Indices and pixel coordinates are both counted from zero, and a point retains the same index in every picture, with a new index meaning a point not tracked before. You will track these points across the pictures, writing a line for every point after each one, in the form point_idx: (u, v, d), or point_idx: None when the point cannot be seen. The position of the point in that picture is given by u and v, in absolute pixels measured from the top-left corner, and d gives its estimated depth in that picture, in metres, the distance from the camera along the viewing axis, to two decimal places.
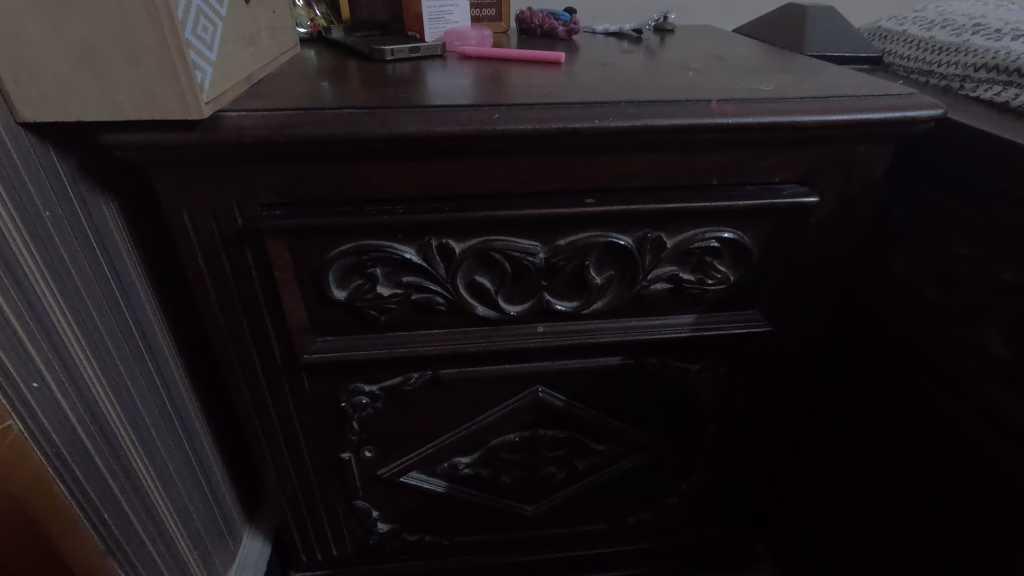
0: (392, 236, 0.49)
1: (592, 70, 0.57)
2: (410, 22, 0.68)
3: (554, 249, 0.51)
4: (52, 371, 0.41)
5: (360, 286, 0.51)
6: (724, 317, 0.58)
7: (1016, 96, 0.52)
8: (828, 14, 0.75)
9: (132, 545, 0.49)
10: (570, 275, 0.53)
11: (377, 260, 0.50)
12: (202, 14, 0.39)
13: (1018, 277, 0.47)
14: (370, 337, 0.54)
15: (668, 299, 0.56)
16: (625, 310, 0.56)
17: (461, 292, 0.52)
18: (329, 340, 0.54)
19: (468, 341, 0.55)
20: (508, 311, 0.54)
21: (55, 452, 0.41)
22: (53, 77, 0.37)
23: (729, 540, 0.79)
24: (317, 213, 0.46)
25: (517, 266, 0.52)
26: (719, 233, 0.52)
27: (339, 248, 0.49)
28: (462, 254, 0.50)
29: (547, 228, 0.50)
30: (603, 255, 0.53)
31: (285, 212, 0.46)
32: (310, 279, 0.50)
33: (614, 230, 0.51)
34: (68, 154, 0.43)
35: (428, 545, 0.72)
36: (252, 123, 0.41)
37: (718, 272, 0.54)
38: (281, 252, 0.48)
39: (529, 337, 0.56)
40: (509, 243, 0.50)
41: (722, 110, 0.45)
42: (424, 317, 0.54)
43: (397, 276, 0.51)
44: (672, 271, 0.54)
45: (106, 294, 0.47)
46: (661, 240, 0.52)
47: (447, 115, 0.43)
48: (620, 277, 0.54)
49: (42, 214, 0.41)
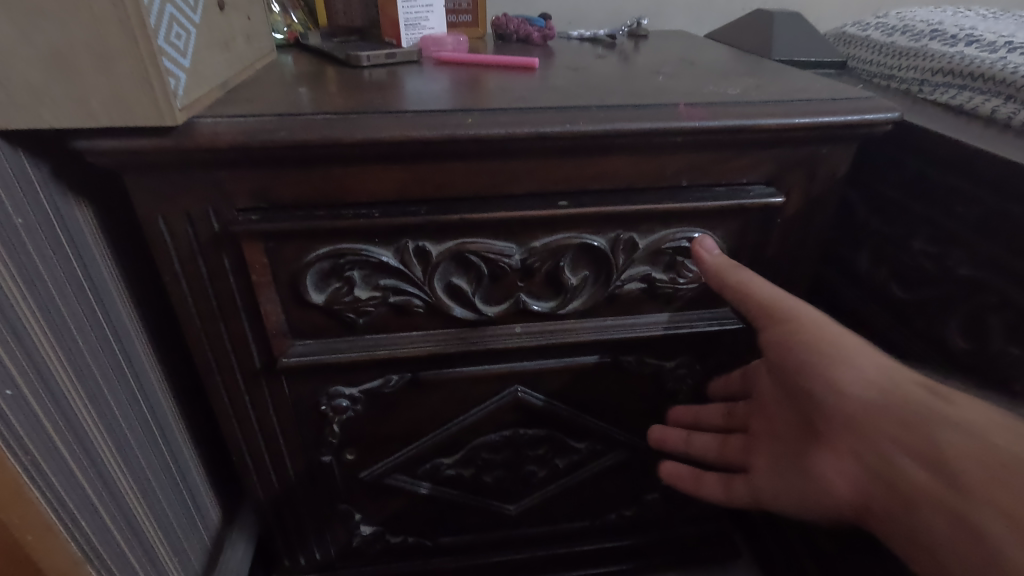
0: (369, 238, 0.49)
1: (566, 75, 0.59)
2: (387, 28, 0.69)
3: (529, 250, 0.52)
4: (27, 380, 0.41)
5: (338, 289, 0.51)
6: (697, 316, 0.60)
7: (969, 99, 0.55)
8: (795, 21, 0.77)
9: (110, 553, 0.49)
10: (545, 275, 0.54)
11: (354, 263, 0.50)
12: (175, 21, 0.40)
13: (974, 272, 0.50)
14: (349, 340, 0.55)
15: (642, 297, 0.57)
16: (601, 309, 0.57)
17: (439, 294, 0.53)
18: (308, 343, 0.55)
19: (447, 342, 0.56)
20: (486, 311, 0.55)
21: (32, 461, 0.41)
22: (24, 84, 0.37)
23: (709, 535, 0.81)
24: (295, 216, 0.47)
25: (494, 268, 0.53)
26: (689, 233, 0.54)
27: (316, 252, 0.49)
28: (438, 255, 0.51)
29: (522, 229, 0.51)
30: (578, 256, 0.54)
31: (262, 216, 0.46)
32: (288, 282, 0.51)
33: (587, 230, 0.52)
34: (39, 160, 0.43)
35: (411, 546, 0.73)
36: (226, 130, 0.41)
37: (689, 271, 0.56)
38: (258, 255, 0.48)
39: (507, 338, 0.57)
40: (486, 245, 0.51)
41: (689, 114, 0.47)
42: (403, 319, 0.55)
43: (374, 279, 0.52)
44: (645, 271, 0.55)
45: (81, 301, 0.47)
46: (633, 240, 0.53)
47: (422, 121, 0.44)
48: (595, 276, 0.55)
49: (14, 221, 0.40)
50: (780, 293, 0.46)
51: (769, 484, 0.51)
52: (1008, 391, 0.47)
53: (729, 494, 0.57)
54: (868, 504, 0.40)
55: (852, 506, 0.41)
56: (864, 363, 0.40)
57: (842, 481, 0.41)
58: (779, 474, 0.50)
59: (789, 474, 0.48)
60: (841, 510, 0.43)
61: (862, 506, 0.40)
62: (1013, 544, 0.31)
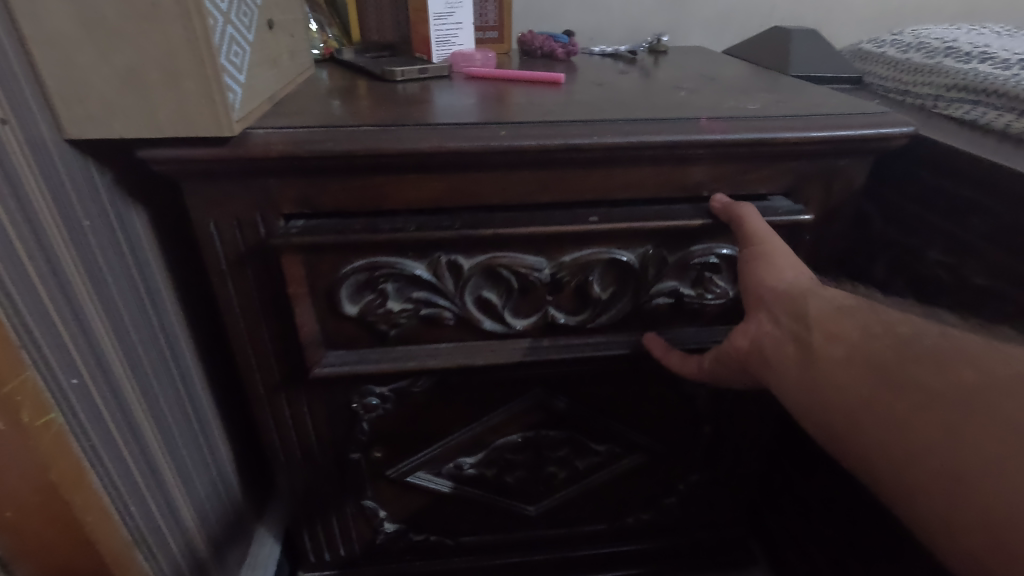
0: (403, 252, 0.52)
1: (590, 90, 0.61)
2: (418, 43, 0.72)
3: (559, 264, 0.55)
4: (89, 370, 0.44)
5: (371, 301, 0.54)
6: (719, 330, 0.62)
7: (982, 114, 0.57)
8: (811, 37, 0.79)
9: (155, 538, 0.51)
10: (574, 289, 0.57)
11: (387, 276, 0.53)
12: (234, 41, 0.43)
13: (989, 282, 0.52)
14: (379, 350, 0.57)
15: (670, 312, 0.60)
16: (628, 322, 0.60)
17: (468, 306, 0.56)
18: (341, 352, 0.57)
19: (474, 354, 0.58)
20: (514, 324, 0.57)
21: (91, 446, 0.44)
22: (98, 98, 0.41)
23: (725, 541, 0.82)
24: (332, 228, 0.49)
25: (523, 281, 0.55)
26: (717, 249, 0.55)
27: (352, 264, 0.52)
28: (469, 269, 0.53)
29: (552, 245, 0.54)
30: (606, 270, 0.56)
31: (303, 228, 0.49)
32: (323, 293, 0.54)
33: (617, 246, 0.54)
34: (104, 165, 0.46)
35: (433, 544, 0.75)
36: (277, 140, 0.45)
37: (717, 286, 0.57)
38: (297, 269, 0.51)
39: (532, 351, 0.59)
40: (516, 259, 0.53)
41: (711, 127, 0.49)
42: (433, 331, 0.57)
43: (407, 291, 0.54)
44: (673, 286, 0.57)
45: (135, 297, 0.50)
46: (661, 255, 0.55)
47: (458, 132, 0.47)
48: (622, 290, 0.58)
49: (82, 223, 0.44)
50: (771, 231, 0.51)
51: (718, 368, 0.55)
52: None
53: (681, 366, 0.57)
54: (752, 351, 0.49)
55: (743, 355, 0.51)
56: (787, 269, 0.49)
57: (742, 338, 0.50)
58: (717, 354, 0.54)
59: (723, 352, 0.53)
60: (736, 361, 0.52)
61: (747, 353, 0.50)
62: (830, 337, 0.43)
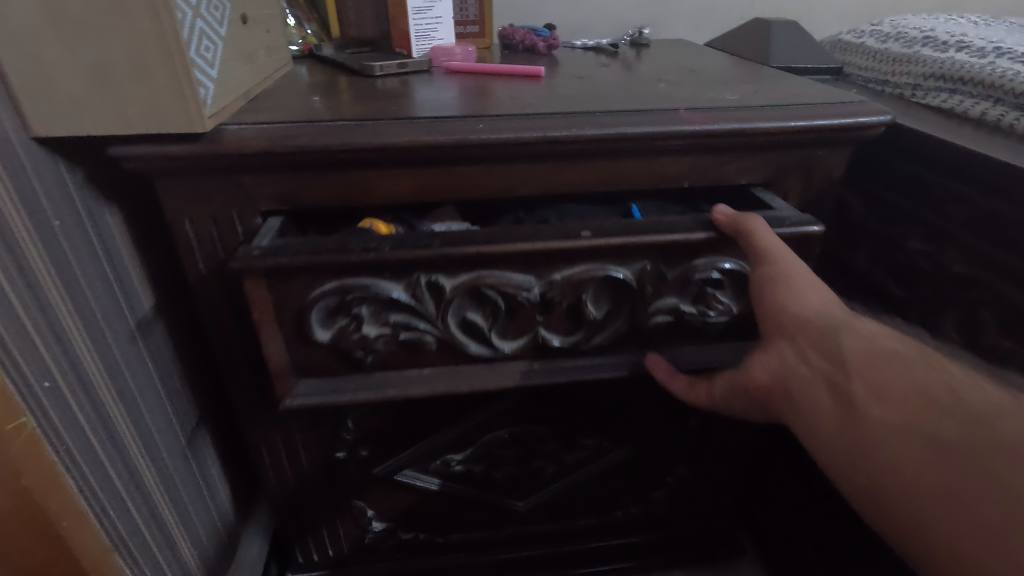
0: (379, 273, 0.49)
1: (571, 83, 0.61)
2: (398, 39, 0.72)
3: (549, 283, 0.52)
4: (62, 373, 0.43)
5: (344, 326, 0.51)
6: (718, 349, 0.59)
7: (959, 102, 0.58)
8: (792, 29, 0.79)
9: (136, 543, 0.50)
10: (566, 308, 0.54)
11: (362, 299, 0.50)
12: (205, 35, 0.42)
13: (967, 269, 0.52)
14: (356, 378, 0.55)
15: (669, 329, 0.57)
16: (622, 341, 0.57)
17: (451, 329, 0.53)
18: (313, 381, 0.55)
19: (458, 380, 0.56)
20: (502, 347, 0.55)
21: (65, 450, 0.43)
22: (66, 95, 0.40)
23: (714, 532, 0.82)
24: (300, 245, 0.47)
25: (511, 301, 0.52)
26: (720, 264, 0.53)
27: (322, 287, 0.49)
28: (452, 290, 0.50)
29: (542, 263, 0.51)
30: (600, 288, 0.53)
31: (263, 251, 0.46)
32: (291, 319, 0.51)
33: (611, 263, 0.52)
34: (74, 164, 0.45)
35: (422, 543, 0.75)
36: (252, 136, 0.44)
37: (720, 303, 0.55)
38: (261, 292, 0.49)
39: (522, 375, 0.57)
40: (502, 278, 0.51)
41: (690, 118, 0.49)
42: (414, 356, 0.55)
43: (385, 315, 0.51)
44: (674, 303, 0.55)
45: (110, 299, 0.49)
46: (659, 271, 0.53)
47: (435, 126, 0.46)
48: (619, 307, 0.55)
49: (52, 223, 0.43)
50: (784, 247, 0.48)
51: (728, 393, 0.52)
52: None
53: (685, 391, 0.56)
54: (777, 387, 0.46)
55: (764, 390, 0.47)
56: (810, 292, 0.46)
57: (763, 370, 0.47)
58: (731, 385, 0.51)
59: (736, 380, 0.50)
60: (756, 394, 0.48)
61: (771, 389, 0.46)
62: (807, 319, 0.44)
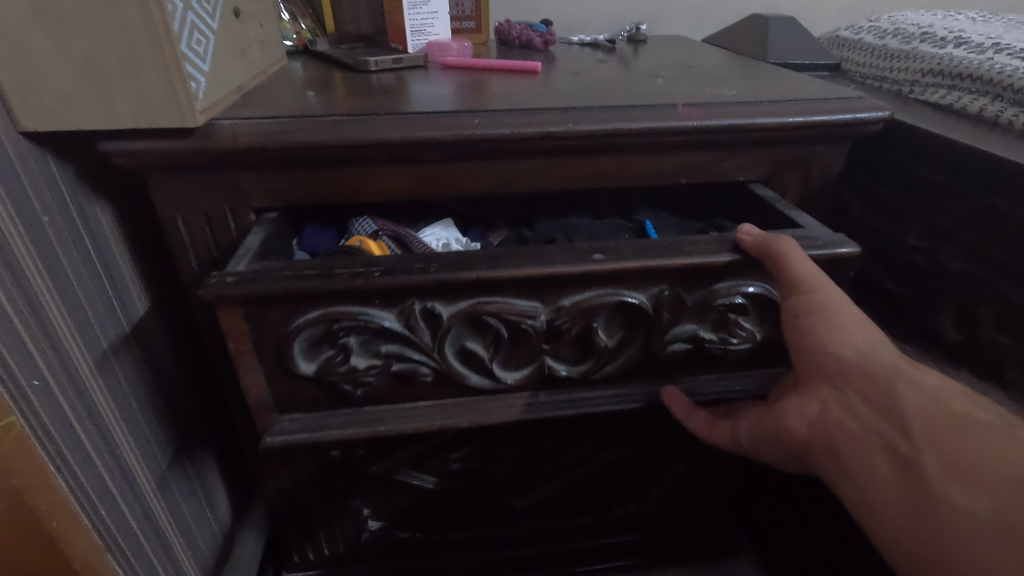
0: (369, 300, 0.45)
1: (567, 78, 0.61)
2: (393, 34, 0.71)
3: (557, 309, 0.48)
4: (52, 372, 0.42)
5: (331, 357, 0.48)
6: (739, 379, 0.55)
7: (958, 98, 0.57)
8: (790, 25, 0.79)
9: (129, 544, 0.50)
10: (576, 336, 0.50)
11: (350, 329, 0.46)
12: (196, 29, 0.42)
13: (965, 266, 0.52)
14: (345, 413, 0.51)
15: (687, 357, 0.53)
16: (635, 370, 0.54)
17: (450, 360, 0.49)
18: (297, 417, 0.51)
19: (457, 415, 0.52)
20: (504, 378, 0.51)
21: (56, 449, 0.42)
22: (55, 89, 0.39)
23: (711, 529, 0.82)
24: (279, 274, 0.43)
25: (515, 329, 0.48)
26: (744, 288, 0.49)
27: (306, 316, 0.45)
28: (449, 318, 0.46)
29: (549, 288, 0.47)
30: (613, 315, 0.49)
31: (235, 279, 0.43)
32: (272, 351, 0.47)
33: (625, 287, 0.48)
34: (64, 160, 0.45)
35: (419, 541, 0.75)
36: (244, 131, 0.43)
37: (742, 330, 0.51)
38: (237, 322, 0.45)
39: (526, 408, 0.53)
40: (505, 305, 0.46)
41: (688, 114, 0.49)
42: (409, 389, 0.51)
43: (375, 345, 0.48)
44: (693, 330, 0.51)
45: (101, 297, 0.49)
46: (677, 296, 0.49)
47: (430, 122, 0.46)
48: (633, 335, 0.51)
49: (41, 219, 0.42)
50: (821, 274, 0.44)
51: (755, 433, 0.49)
52: (1000, 379, 0.50)
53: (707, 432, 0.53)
54: (816, 438, 0.41)
55: (801, 442, 0.43)
56: (853, 329, 0.42)
57: (800, 422, 0.43)
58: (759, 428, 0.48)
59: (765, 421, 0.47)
60: (791, 444, 0.44)
61: (809, 440, 0.42)
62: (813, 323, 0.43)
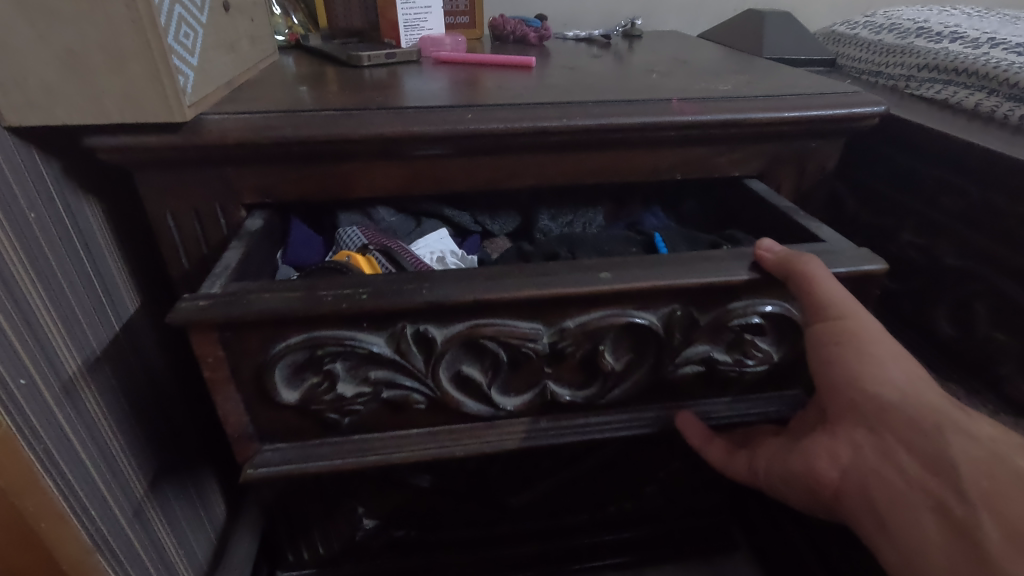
0: (357, 323, 0.42)
1: (562, 74, 0.60)
2: (386, 29, 0.71)
3: (561, 332, 0.44)
4: (39, 370, 0.42)
5: (315, 385, 0.44)
6: (750, 401, 0.53)
7: (953, 93, 0.57)
8: (785, 20, 0.79)
9: (120, 544, 0.49)
10: (580, 360, 0.47)
11: (335, 354, 0.43)
12: (184, 22, 0.41)
13: (960, 262, 0.52)
14: (331, 443, 0.48)
15: (699, 379, 0.50)
16: (644, 395, 0.51)
17: (445, 387, 0.45)
18: (280, 447, 0.47)
19: (453, 443, 0.48)
20: (503, 404, 0.48)
21: (44, 450, 0.42)
22: (39, 84, 0.38)
23: (706, 526, 0.82)
24: (256, 295, 0.40)
25: (515, 353, 0.45)
26: (760, 307, 0.46)
27: (288, 341, 0.42)
28: (444, 342, 0.43)
29: (551, 309, 0.44)
30: (620, 336, 0.46)
31: (208, 303, 0.39)
32: (251, 378, 0.43)
33: (633, 307, 0.45)
34: (50, 155, 0.44)
35: (415, 539, 0.74)
36: (234, 126, 0.43)
37: (759, 350, 0.48)
38: (212, 348, 0.41)
39: (527, 434, 0.49)
40: (505, 328, 0.43)
41: (683, 109, 0.48)
42: (401, 415, 0.47)
43: (364, 371, 0.44)
44: (705, 351, 0.47)
45: (90, 294, 0.48)
46: (690, 316, 0.46)
47: (423, 116, 0.45)
48: (641, 357, 0.48)
49: (27, 216, 0.41)
50: (853, 301, 0.41)
51: (774, 470, 0.47)
52: (994, 374, 0.50)
53: (721, 462, 0.51)
54: (848, 487, 0.39)
55: (831, 489, 0.40)
56: (892, 363, 0.38)
57: (829, 465, 0.40)
58: (780, 464, 0.46)
59: (787, 459, 0.45)
60: (818, 490, 0.42)
61: (841, 487, 0.39)
62: (843, 351, 0.39)
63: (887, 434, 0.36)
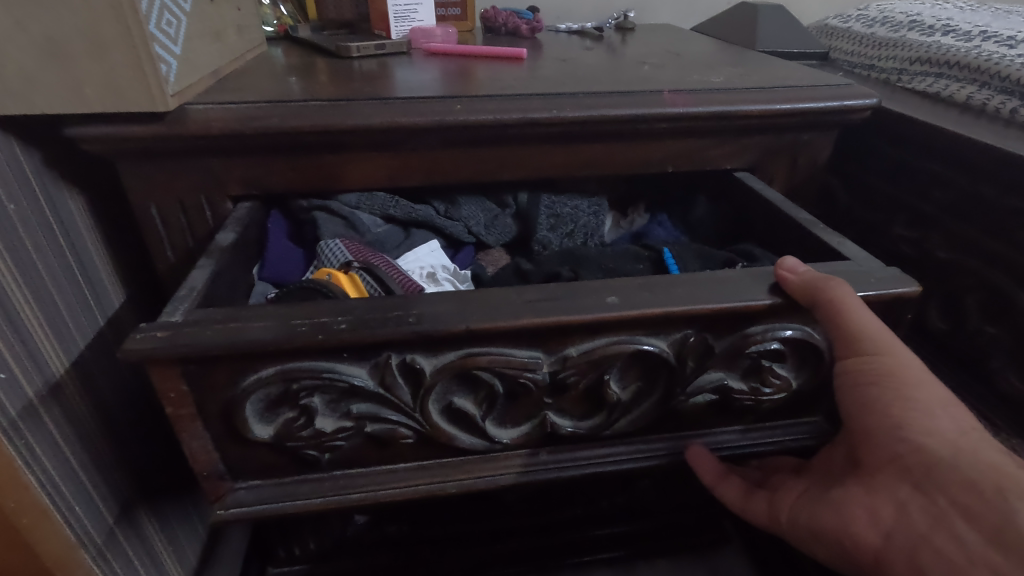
0: (337, 354, 0.39)
1: (554, 66, 0.60)
2: (376, 20, 0.70)
3: (563, 360, 0.42)
4: (20, 364, 0.41)
5: (289, 420, 0.42)
6: (762, 430, 0.50)
7: (945, 87, 0.57)
8: (778, 12, 0.78)
9: (105, 541, 0.49)
10: (583, 391, 0.44)
11: (313, 389, 0.40)
12: (166, 9, 0.40)
13: (951, 255, 0.52)
14: (315, 479, 0.45)
15: (712, 407, 0.48)
16: (655, 424, 0.48)
17: (435, 420, 0.43)
18: (254, 485, 0.45)
19: (444, 477, 0.46)
20: (499, 436, 0.45)
21: (26, 445, 0.41)
22: (17, 71, 0.37)
23: (699, 518, 0.83)
24: (225, 326, 0.37)
25: (512, 383, 0.43)
26: (780, 332, 0.43)
27: (259, 375, 0.39)
28: (433, 374, 0.40)
29: (553, 338, 0.41)
30: (627, 364, 0.44)
31: (167, 334, 0.36)
32: (219, 415, 0.41)
33: (642, 332, 0.42)
34: (29, 144, 0.43)
35: (406, 534, 0.73)
36: (219, 116, 0.42)
37: (777, 378, 0.46)
38: (175, 383, 0.38)
39: (527, 464, 0.47)
40: (501, 358, 0.41)
41: (675, 100, 0.48)
42: (385, 450, 0.45)
43: (347, 405, 0.42)
44: (720, 379, 0.45)
45: (73, 287, 0.47)
46: (706, 343, 0.43)
47: (411, 107, 0.45)
48: (650, 386, 0.46)
49: (7, 207, 0.40)
50: (885, 328, 0.39)
51: (801, 520, 0.46)
52: (985, 368, 0.50)
53: (741, 505, 0.51)
54: (890, 553, 0.37)
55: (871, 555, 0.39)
56: (939, 412, 0.36)
57: (869, 528, 0.38)
58: (809, 515, 0.45)
59: (818, 511, 0.44)
60: (852, 552, 0.40)
61: (882, 552, 0.38)
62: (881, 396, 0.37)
63: (931, 492, 0.35)
